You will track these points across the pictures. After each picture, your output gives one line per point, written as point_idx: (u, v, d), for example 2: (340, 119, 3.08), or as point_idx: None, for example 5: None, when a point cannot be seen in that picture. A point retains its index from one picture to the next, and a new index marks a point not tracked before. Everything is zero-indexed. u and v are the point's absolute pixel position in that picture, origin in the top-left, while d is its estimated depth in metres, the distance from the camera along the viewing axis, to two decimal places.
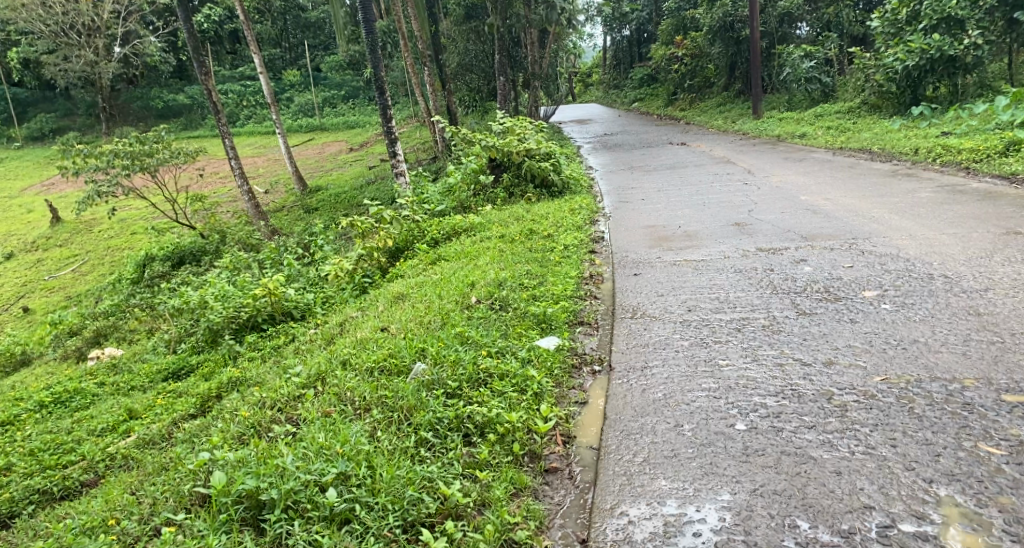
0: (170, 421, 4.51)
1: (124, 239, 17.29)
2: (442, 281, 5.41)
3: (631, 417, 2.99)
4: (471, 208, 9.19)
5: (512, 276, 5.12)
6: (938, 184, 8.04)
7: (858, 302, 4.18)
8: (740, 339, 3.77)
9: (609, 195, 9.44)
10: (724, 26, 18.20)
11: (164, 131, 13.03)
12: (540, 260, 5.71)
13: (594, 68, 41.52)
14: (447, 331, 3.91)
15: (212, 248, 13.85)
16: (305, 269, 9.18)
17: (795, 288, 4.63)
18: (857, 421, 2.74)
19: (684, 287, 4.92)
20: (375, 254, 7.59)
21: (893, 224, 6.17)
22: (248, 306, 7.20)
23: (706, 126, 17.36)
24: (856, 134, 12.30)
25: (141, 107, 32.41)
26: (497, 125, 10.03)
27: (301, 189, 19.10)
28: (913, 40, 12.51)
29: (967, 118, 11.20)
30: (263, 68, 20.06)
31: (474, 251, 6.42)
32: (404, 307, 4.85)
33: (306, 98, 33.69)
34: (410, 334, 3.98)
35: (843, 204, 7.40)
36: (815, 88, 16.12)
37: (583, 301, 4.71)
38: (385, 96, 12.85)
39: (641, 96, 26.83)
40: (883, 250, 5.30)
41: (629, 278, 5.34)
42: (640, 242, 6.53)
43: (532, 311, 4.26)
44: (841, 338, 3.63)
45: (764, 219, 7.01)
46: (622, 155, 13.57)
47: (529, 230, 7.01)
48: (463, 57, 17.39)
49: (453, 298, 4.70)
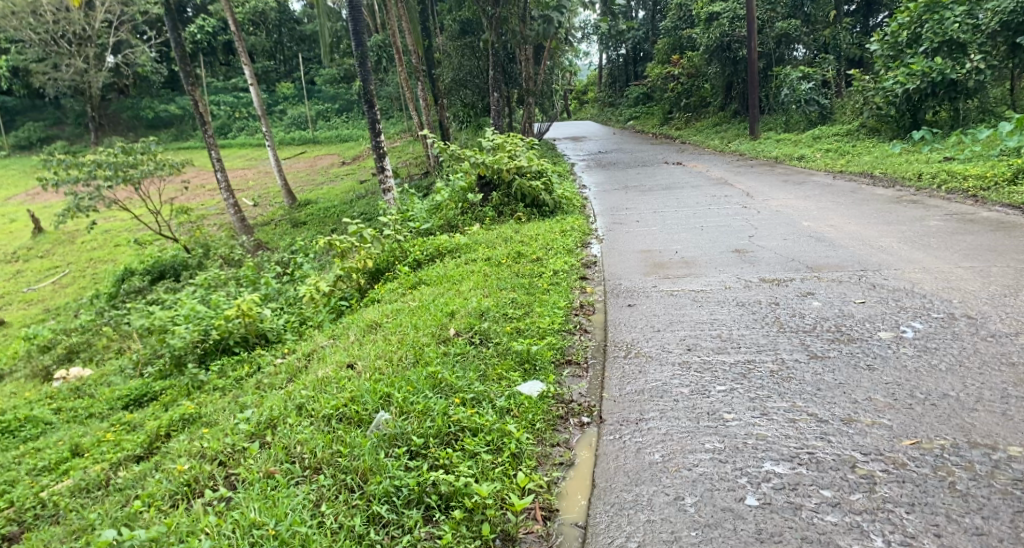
0: (110, 464, 4.01)
1: (107, 251, 16.81)
2: (420, 308, 5.00)
3: (622, 488, 2.58)
4: (458, 227, 8.82)
5: (496, 306, 4.73)
6: (945, 212, 7.71)
7: (875, 345, 3.81)
8: (746, 387, 3.37)
9: (603, 216, 9.08)
10: (720, 46, 17.99)
11: (151, 142, 12.60)
12: (526, 288, 5.31)
13: (590, 87, 41.55)
14: (419, 372, 3.48)
15: (194, 262, 13.41)
16: (285, 287, 8.75)
17: (804, 326, 4.24)
18: (890, 499, 2.39)
19: (682, 321, 4.52)
20: (354, 274, 7.17)
21: (904, 255, 5.81)
22: (218, 326, 6.72)
23: (702, 146, 17.08)
24: (856, 157, 12.03)
25: (132, 116, 32.05)
26: (487, 141, 9.62)
27: (290, 202, 18.70)
28: (914, 63, 12.27)
29: (970, 143, 10.92)
30: (254, 79, 19.68)
31: (458, 275, 6.01)
32: (375, 339, 4.44)
33: (299, 111, 33.45)
34: (379, 374, 3.56)
35: (848, 230, 7.06)
36: (812, 110, 15.84)
37: (571, 336, 4.30)
38: (375, 110, 12.53)
39: (636, 115, 26.64)
40: (896, 284, 4.95)
41: (623, 310, 4.93)
42: (636, 269, 6.14)
43: (514, 348, 3.85)
44: (859, 387, 3.25)
45: (765, 245, 6.65)
46: (617, 174, 13.22)
47: (517, 253, 6.60)
48: (458, 73, 16.90)
49: (428, 330, 4.30)
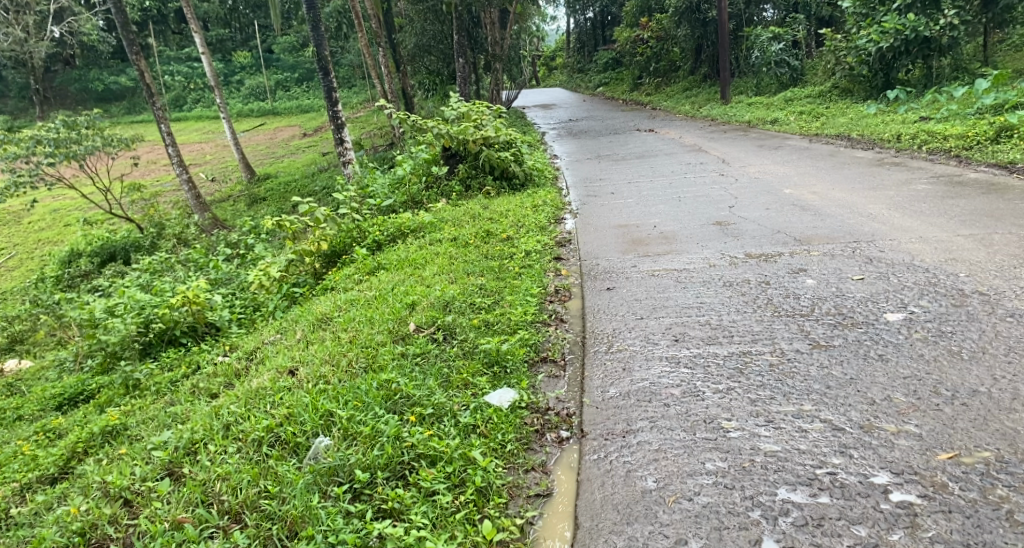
0: (16, 491, 3.44)
1: (55, 232, 15.88)
2: (377, 300, 4.51)
3: (610, 528, 2.20)
4: (423, 203, 8.26)
5: (461, 296, 4.28)
6: (930, 175, 7.37)
7: (882, 329, 3.42)
8: (743, 385, 2.95)
9: (575, 188, 8.62)
10: (690, 6, 17.43)
11: (95, 116, 11.71)
12: (495, 272, 4.85)
13: (557, 52, 40.73)
14: (370, 380, 3.02)
15: (146, 243, 12.67)
16: (238, 272, 8.13)
17: (802, 309, 3.83)
18: (938, 540, 2.04)
19: (665, 308, 4.09)
20: (308, 258, 6.65)
21: (897, 224, 5.43)
22: (162, 314, 6.08)
23: (673, 110, 16.64)
24: (831, 119, 11.67)
25: (79, 89, 30.59)
26: (450, 110, 8.99)
27: (248, 177, 17.86)
28: (888, 21, 11.93)
29: (946, 102, 10.60)
30: (205, 48, 18.60)
31: (421, 259, 5.51)
32: (326, 337, 3.95)
33: (257, 81, 32.20)
34: (325, 385, 3.09)
35: (833, 198, 6.68)
36: (783, 72, 15.46)
37: (546, 328, 3.86)
38: (330, 78, 11.79)
39: (605, 80, 26.07)
40: (894, 257, 4.57)
41: (601, 295, 4.48)
42: (613, 246, 5.70)
43: (479, 347, 3.41)
44: (875, 383, 2.83)
45: (747, 216, 6.26)
46: (588, 142, 12.72)
47: (486, 232, 6.11)
48: (420, 38, 16.11)
49: (386, 328, 3.82)
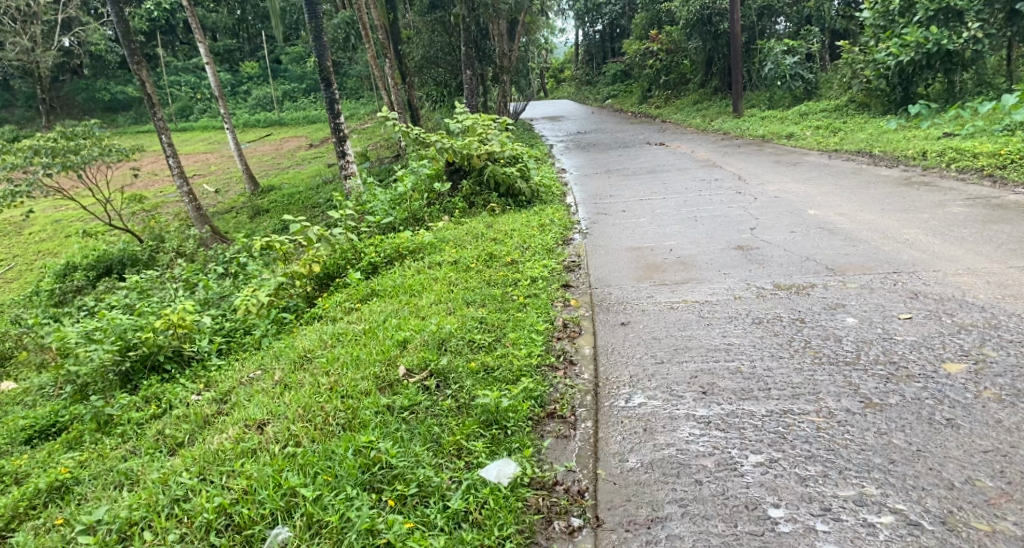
0: None
1: (56, 243, 15.52)
2: (366, 335, 4.06)
3: None
4: (424, 220, 7.81)
5: (458, 332, 3.84)
6: (965, 196, 6.91)
7: (945, 381, 2.96)
8: (788, 456, 2.51)
9: (584, 205, 8.17)
10: (701, 19, 17.02)
11: (96, 125, 11.16)
12: (497, 303, 4.41)
13: (566, 64, 40.53)
14: (348, 445, 2.60)
15: (144, 257, 12.30)
16: (229, 292, 7.68)
17: (847, 355, 3.36)
18: None
19: (688, 349, 3.63)
20: (300, 281, 6.18)
21: (938, 253, 4.96)
22: (145, 338, 5.56)
23: (684, 124, 16.21)
24: (850, 134, 11.21)
25: (86, 99, 30.50)
26: (455, 123, 8.55)
27: (251, 188, 17.48)
28: (908, 34, 11.44)
29: (971, 118, 10.14)
30: (209, 59, 18.27)
31: (416, 285, 5.08)
32: (305, 382, 3.50)
33: (264, 92, 32.02)
34: (297, 447, 2.68)
35: (862, 220, 6.23)
36: (798, 86, 15.02)
37: (552, 373, 3.41)
38: (332, 88, 11.40)
39: (615, 93, 25.71)
40: (941, 291, 4.13)
41: (615, 331, 4.02)
42: (626, 271, 5.25)
43: (476, 401, 2.94)
44: (948, 456, 2.42)
45: (772, 240, 5.80)
46: (597, 156, 12.30)
47: (489, 255, 5.65)
48: (427, 50, 15.80)
49: (371, 371, 3.37)
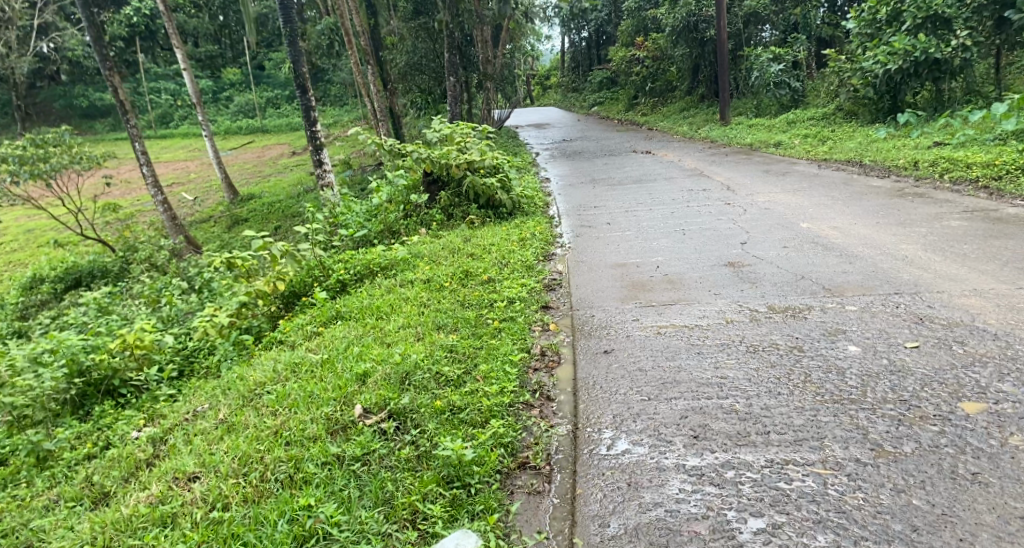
0: None
1: (27, 252, 15.04)
2: (323, 367, 3.69)
3: None
4: (401, 234, 7.44)
5: (425, 362, 3.49)
6: (961, 208, 6.65)
7: (965, 424, 2.66)
8: (794, 520, 2.27)
9: (567, 216, 7.85)
10: (687, 26, 16.82)
11: (66, 131, 10.40)
12: (470, 328, 4.06)
13: (552, 71, 40.34)
14: (291, 523, 2.36)
15: (115, 268, 11.80)
16: (195, 309, 7.25)
17: (852, 391, 3.04)
18: None
19: (677, 384, 3.28)
20: (264, 300, 5.78)
21: (941, 271, 4.66)
22: (99, 360, 5.07)
23: (670, 131, 15.97)
24: (839, 143, 10.98)
25: (64, 105, 29.95)
26: (433, 132, 8.21)
27: (230, 196, 17.04)
28: (896, 41, 11.24)
29: (961, 127, 9.92)
30: (187, 64, 17.77)
31: (385, 306, 4.70)
32: (249, 423, 3.14)
33: (246, 98, 31.57)
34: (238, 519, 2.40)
35: (857, 234, 5.95)
36: (784, 94, 14.76)
37: (525, 412, 3.07)
38: (309, 95, 11.02)
39: (601, 100, 25.49)
40: (948, 315, 3.83)
41: (597, 360, 3.68)
42: (610, 291, 4.92)
43: (437, 451, 2.63)
44: (981, 523, 2.20)
45: (763, 256, 5.49)
46: (582, 164, 12.01)
47: (464, 272, 5.30)
48: (411, 56, 15.46)
49: (322, 412, 3.02)
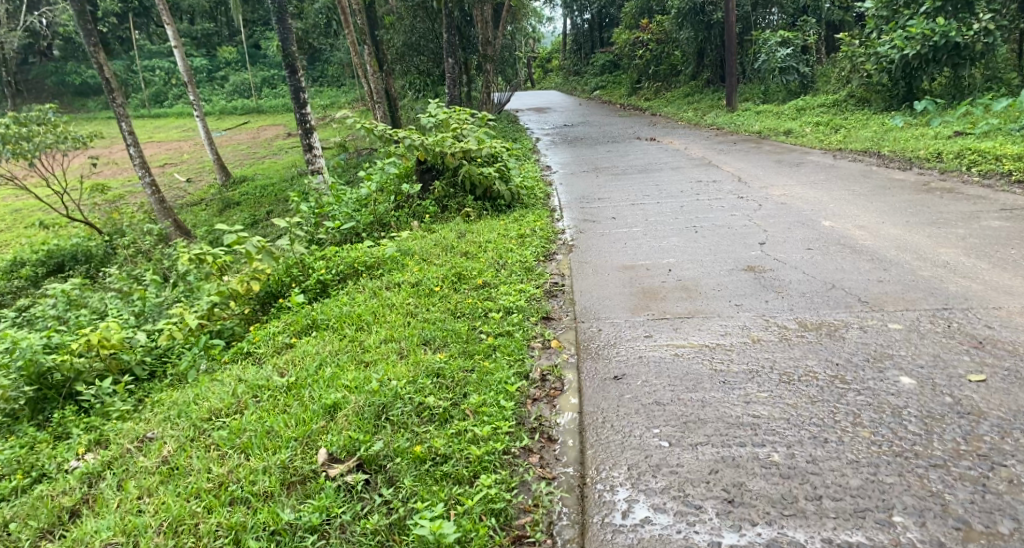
0: None
1: (10, 233, 14.42)
2: (288, 395, 3.17)
3: None
4: (392, 226, 6.90)
5: (405, 390, 2.97)
6: (998, 206, 6.12)
7: None
8: None
9: (569, 209, 7.31)
10: (693, 8, 16.15)
11: (48, 109, 9.71)
12: (460, 344, 3.54)
13: (553, 54, 39.59)
14: None
15: (99, 253, 11.23)
16: (169, 304, 6.66)
17: (917, 440, 2.54)
18: None
19: (702, 423, 2.75)
20: (237, 300, 5.23)
21: (992, 281, 4.15)
22: (60, 360, 4.33)
23: (674, 118, 15.37)
24: (854, 131, 10.40)
25: (56, 82, 29.19)
26: (426, 117, 7.65)
27: (222, 178, 16.43)
28: (913, 25, 10.62)
29: (984, 116, 9.35)
30: (177, 41, 17.00)
31: (367, 315, 4.17)
32: (193, 469, 2.62)
33: (242, 78, 30.80)
34: None
35: (886, 235, 5.43)
36: (793, 79, 14.09)
37: (520, 460, 2.57)
38: (298, 75, 10.35)
39: (603, 84, 24.81)
40: (1012, 339, 3.32)
41: (606, 388, 3.16)
42: (618, 299, 4.40)
43: (413, 529, 2.18)
44: None
45: (787, 259, 4.97)
46: (584, 152, 11.45)
47: (457, 275, 4.76)
48: (409, 36, 14.80)
49: (278, 458, 2.52)
